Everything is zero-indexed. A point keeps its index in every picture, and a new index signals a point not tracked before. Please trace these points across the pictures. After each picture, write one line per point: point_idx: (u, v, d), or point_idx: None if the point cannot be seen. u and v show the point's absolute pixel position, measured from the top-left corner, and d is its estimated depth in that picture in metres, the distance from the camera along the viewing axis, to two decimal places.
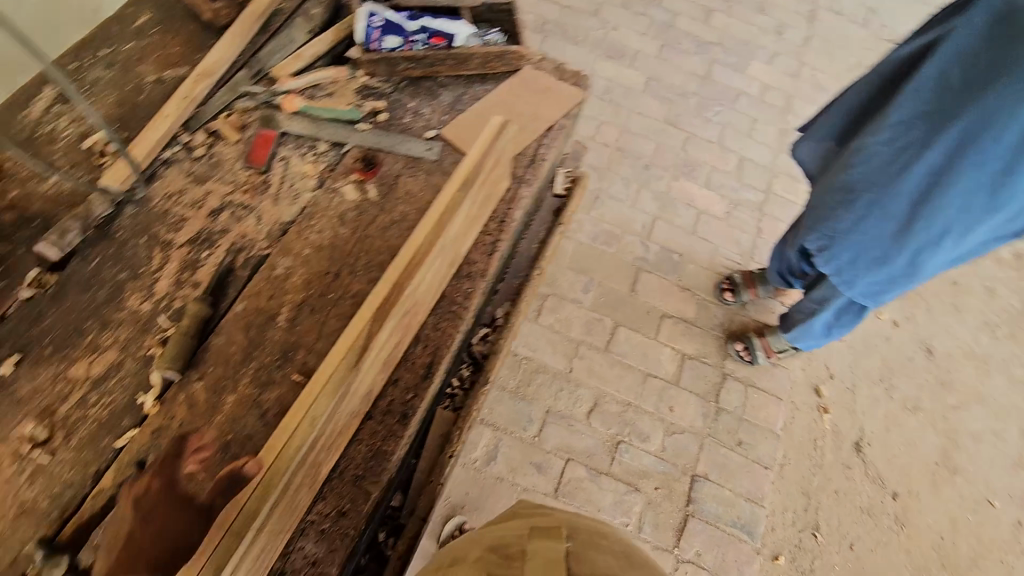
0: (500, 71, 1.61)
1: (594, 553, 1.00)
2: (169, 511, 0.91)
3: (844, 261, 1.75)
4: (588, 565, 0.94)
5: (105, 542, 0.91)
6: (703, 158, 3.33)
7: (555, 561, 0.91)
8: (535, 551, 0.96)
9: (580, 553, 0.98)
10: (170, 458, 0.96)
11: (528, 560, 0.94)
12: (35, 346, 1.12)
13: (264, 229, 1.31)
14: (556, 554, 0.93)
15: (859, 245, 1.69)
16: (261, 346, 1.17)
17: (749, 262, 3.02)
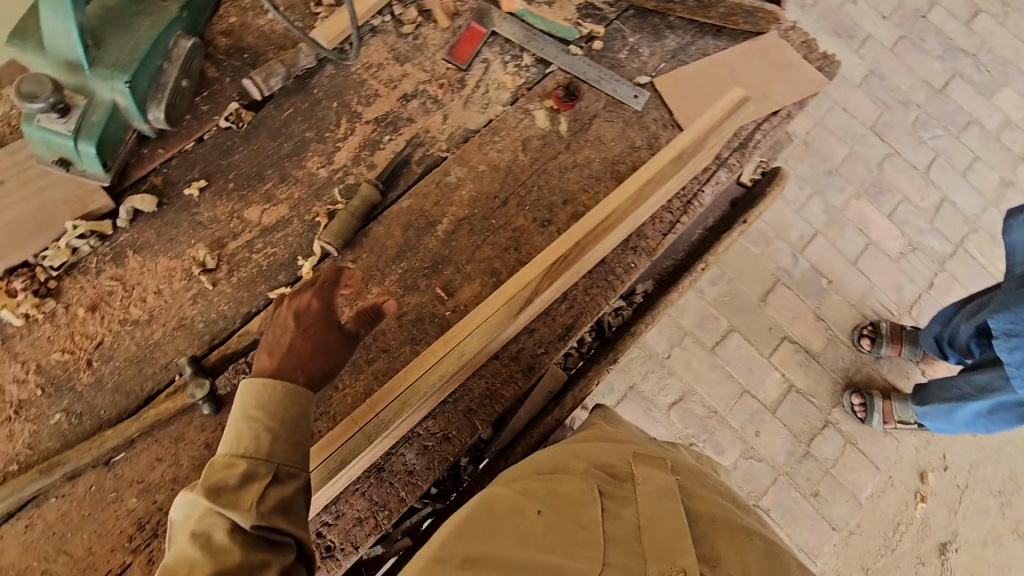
0: (742, 28, 1.42)
1: (701, 488, 0.90)
2: (326, 330, 0.96)
3: None
4: (703, 504, 0.85)
5: (265, 345, 0.95)
6: (897, 183, 2.89)
7: (670, 495, 0.83)
8: (647, 480, 0.86)
9: (689, 486, 0.89)
10: (330, 282, 1.00)
11: (640, 487, 0.85)
12: (221, 177, 1.16)
13: (447, 131, 1.26)
14: (670, 485, 0.85)
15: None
16: (415, 249, 1.16)
17: (903, 315, 2.68)
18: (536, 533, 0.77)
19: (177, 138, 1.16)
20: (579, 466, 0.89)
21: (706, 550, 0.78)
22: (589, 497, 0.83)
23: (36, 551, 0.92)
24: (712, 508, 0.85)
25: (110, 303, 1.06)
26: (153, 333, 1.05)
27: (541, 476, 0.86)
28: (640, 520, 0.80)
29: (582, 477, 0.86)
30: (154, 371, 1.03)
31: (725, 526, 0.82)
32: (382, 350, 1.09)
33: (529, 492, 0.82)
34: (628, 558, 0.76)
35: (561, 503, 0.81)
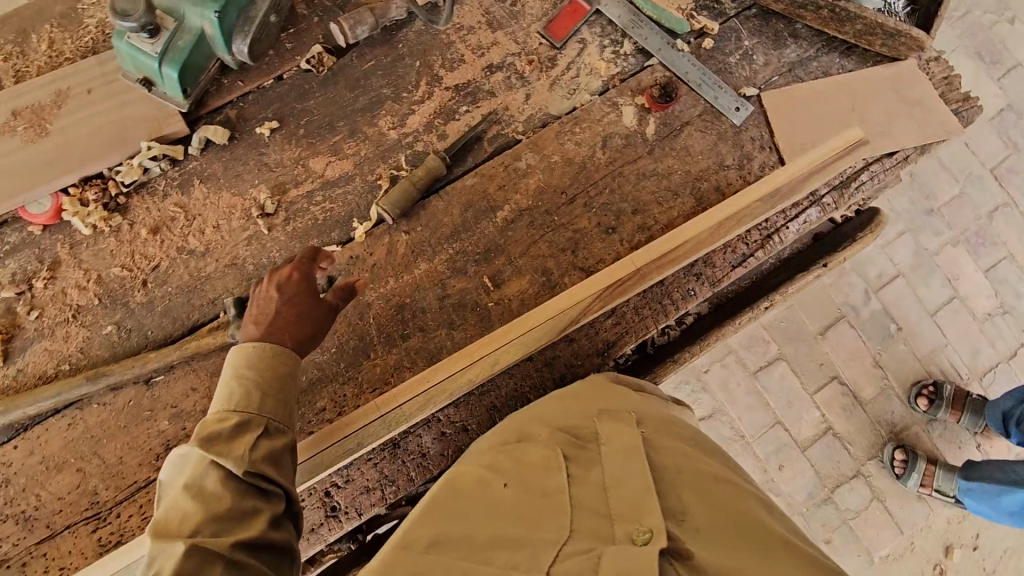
0: (875, 50, 1.26)
1: (671, 436, 0.85)
2: (308, 300, 0.96)
3: None
4: (672, 456, 0.80)
5: (250, 318, 0.95)
6: (1005, 237, 2.61)
7: (635, 450, 0.78)
8: (611, 438, 0.82)
9: (657, 437, 0.83)
10: (309, 257, 0.99)
11: (605, 447, 0.81)
12: (293, 121, 1.15)
13: (527, 112, 1.20)
14: (634, 438, 0.80)
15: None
16: (471, 231, 1.13)
17: (972, 381, 2.47)
18: (501, 507, 0.74)
19: (258, 74, 1.15)
20: (542, 433, 0.85)
21: (674, 502, 0.73)
22: (553, 462, 0.79)
23: (73, 449, 0.99)
24: (683, 460, 0.80)
25: (171, 229, 1.09)
26: (206, 267, 1.08)
27: (504, 448, 0.84)
28: (605, 481, 0.76)
29: (544, 444, 0.82)
30: (201, 303, 1.06)
31: (693, 477, 0.77)
32: (419, 328, 1.09)
33: (493, 467, 0.81)
34: (595, 520, 0.71)
35: (525, 474, 0.78)
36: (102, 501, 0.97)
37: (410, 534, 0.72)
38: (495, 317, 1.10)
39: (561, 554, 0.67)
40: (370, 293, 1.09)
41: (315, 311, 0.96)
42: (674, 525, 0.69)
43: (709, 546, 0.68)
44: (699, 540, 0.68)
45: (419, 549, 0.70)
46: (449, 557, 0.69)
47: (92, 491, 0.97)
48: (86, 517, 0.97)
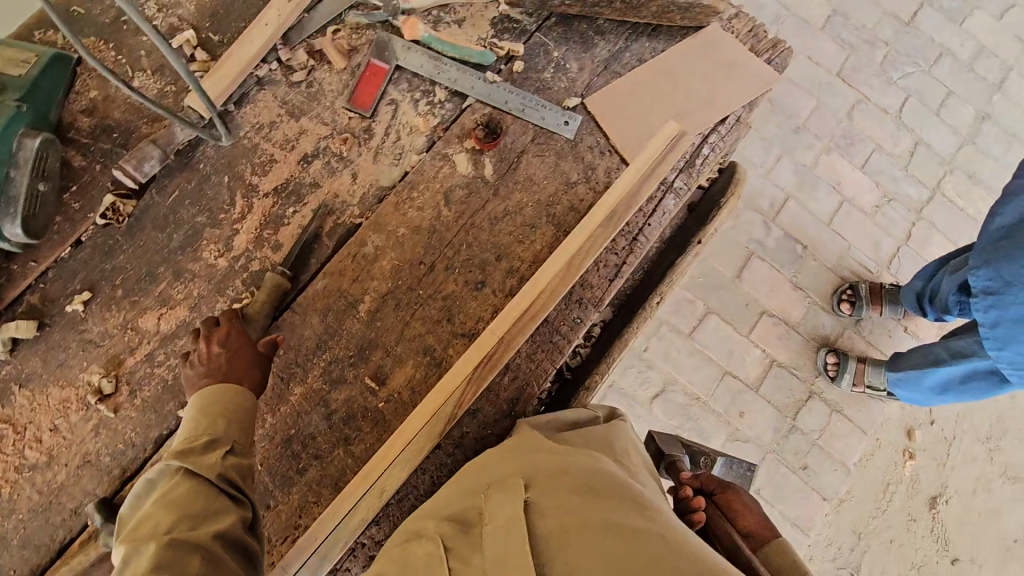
0: (679, 24, 1.26)
1: (562, 488, 0.80)
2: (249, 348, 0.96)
3: (1009, 315, 1.34)
4: (556, 515, 0.75)
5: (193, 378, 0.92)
6: (869, 131, 2.75)
7: (515, 522, 0.75)
8: (495, 516, 0.79)
9: (544, 498, 0.79)
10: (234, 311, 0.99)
11: (488, 528, 0.77)
12: (106, 284, 1.03)
13: (358, 192, 1.12)
14: (515, 511, 0.77)
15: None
16: (337, 336, 1.05)
17: (884, 272, 2.60)
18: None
19: (49, 247, 1.03)
20: (431, 526, 0.83)
21: (560, 567, 0.68)
22: (436, 560, 0.77)
23: None
24: (569, 514, 0.74)
25: (2, 448, 0.96)
26: (56, 476, 0.96)
27: (389, 555, 0.81)
28: (486, 567, 0.72)
29: (429, 540, 0.80)
30: (63, 518, 0.94)
31: (579, 531, 0.71)
32: (314, 457, 1.00)
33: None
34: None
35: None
36: None
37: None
38: (390, 417, 1.03)
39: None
40: None
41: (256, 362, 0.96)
42: None
43: None
44: None
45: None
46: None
47: None
48: None
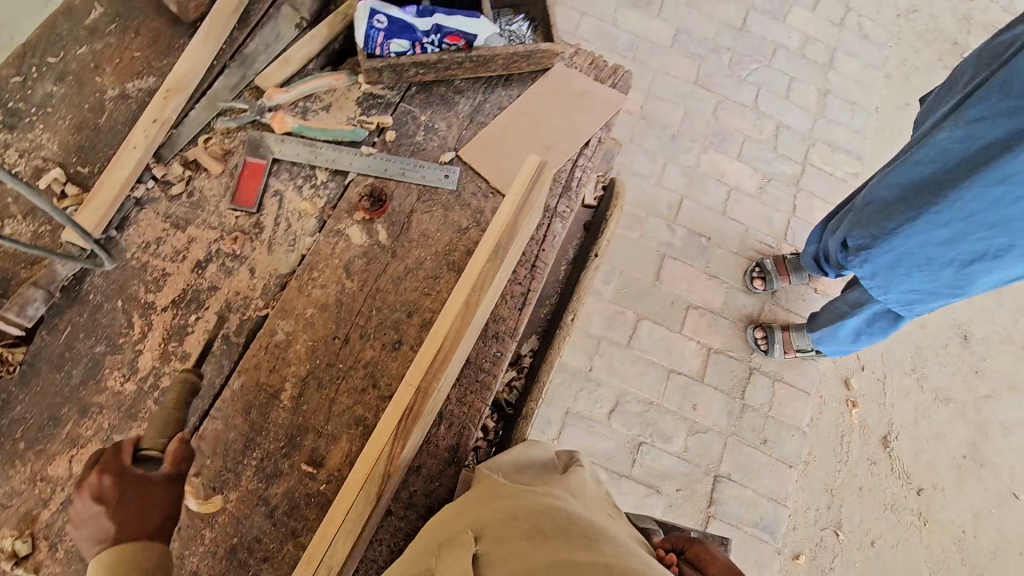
0: (528, 70, 1.38)
1: (510, 535, 0.80)
2: (134, 492, 0.78)
3: (882, 265, 1.61)
4: (500, 561, 0.75)
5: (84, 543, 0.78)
6: (735, 125, 3.04)
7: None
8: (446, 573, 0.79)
9: (493, 547, 0.79)
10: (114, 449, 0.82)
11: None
12: (5, 440, 0.98)
13: (259, 284, 1.14)
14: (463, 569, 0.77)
15: (908, 252, 1.53)
16: (264, 430, 1.04)
17: (783, 244, 2.83)
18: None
19: None
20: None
21: None
22: None
23: None
24: (516, 560, 0.73)
25: None
26: None
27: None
28: None
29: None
30: None
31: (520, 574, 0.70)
32: (264, 559, 0.97)
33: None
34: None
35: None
36: None
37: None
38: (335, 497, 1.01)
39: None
40: (192, 558, 0.96)
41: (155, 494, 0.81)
42: None
43: None
44: None
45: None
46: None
47: None
48: None
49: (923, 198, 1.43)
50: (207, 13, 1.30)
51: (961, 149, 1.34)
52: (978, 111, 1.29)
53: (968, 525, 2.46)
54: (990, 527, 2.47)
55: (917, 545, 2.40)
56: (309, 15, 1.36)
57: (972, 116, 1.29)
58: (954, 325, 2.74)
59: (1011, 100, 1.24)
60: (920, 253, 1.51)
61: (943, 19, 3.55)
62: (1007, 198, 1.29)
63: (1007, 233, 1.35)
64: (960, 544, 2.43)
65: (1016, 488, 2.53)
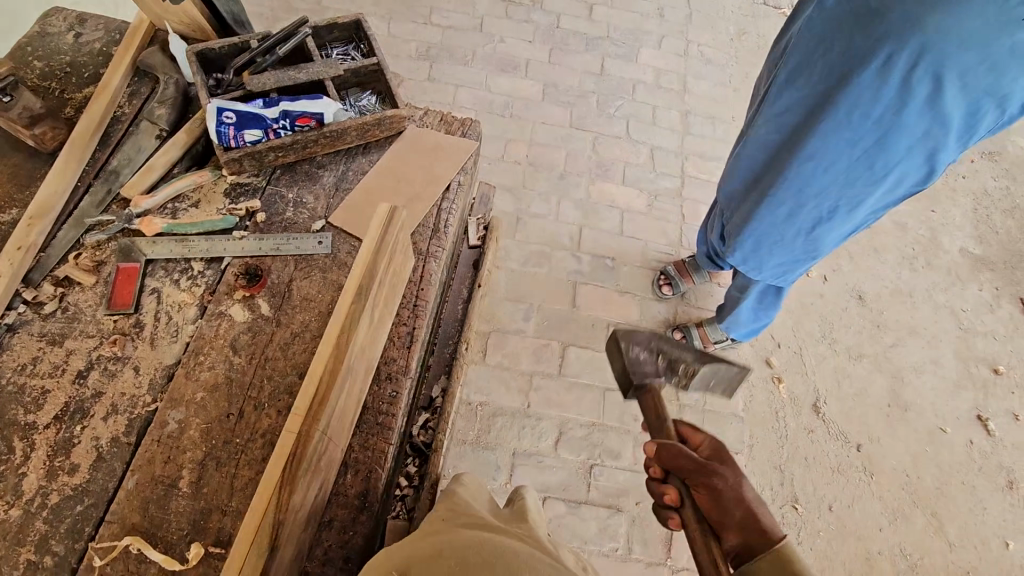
0: (383, 136, 1.52)
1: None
2: None
3: (748, 249, 1.74)
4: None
5: None
6: (614, 155, 3.32)
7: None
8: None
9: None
10: None
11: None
12: None
13: (145, 380, 1.15)
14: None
15: (763, 233, 1.67)
16: (166, 523, 1.02)
17: (682, 249, 3.05)
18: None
19: None
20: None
21: None
22: None
23: None
24: None
25: None
26: None
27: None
28: None
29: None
30: None
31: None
32: None
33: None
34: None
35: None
36: None
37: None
38: None
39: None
40: None
41: None
42: None
43: None
44: None
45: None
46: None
47: None
48: None
49: (762, 184, 1.60)
50: (65, 140, 1.37)
51: (779, 138, 1.54)
52: (779, 105, 1.50)
53: (910, 468, 2.59)
54: (929, 465, 2.61)
55: (871, 499, 2.50)
56: (168, 126, 1.44)
57: (778, 109, 1.50)
58: (847, 289, 3.00)
59: (797, 91, 1.45)
60: (773, 232, 1.65)
61: (768, 35, 4.09)
62: (819, 171, 1.45)
63: (831, 199, 1.50)
64: (908, 488, 2.55)
65: (941, 423, 2.71)
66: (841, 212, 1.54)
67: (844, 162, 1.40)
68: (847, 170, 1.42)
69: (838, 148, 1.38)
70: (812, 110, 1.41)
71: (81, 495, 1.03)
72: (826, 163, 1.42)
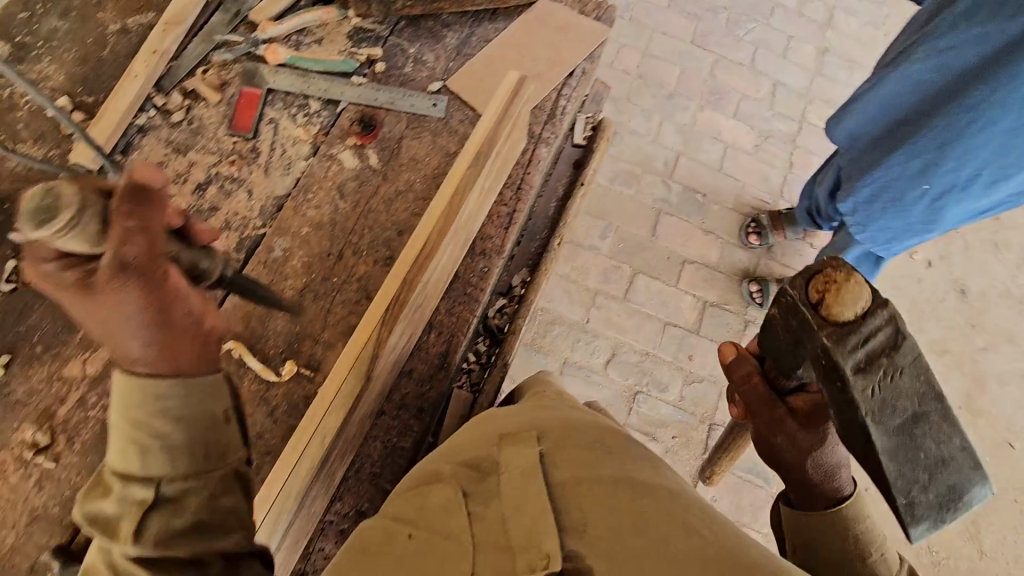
0: (514, 4, 1.42)
1: (575, 443, 0.83)
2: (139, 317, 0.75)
3: (861, 200, 1.55)
4: (573, 468, 0.79)
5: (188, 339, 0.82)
6: (731, 85, 3.04)
7: (531, 475, 0.80)
8: (511, 463, 0.82)
9: (559, 450, 0.82)
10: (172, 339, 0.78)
11: (504, 475, 0.81)
12: (23, 345, 1.05)
13: (257, 206, 1.19)
14: (532, 465, 0.81)
15: (884, 187, 1.48)
16: (264, 338, 1.10)
17: (779, 199, 2.84)
18: (396, 556, 0.76)
19: None
20: (445, 470, 0.87)
21: (576, 515, 0.74)
22: (454, 505, 0.81)
23: None
24: (586, 467, 0.78)
25: None
26: (5, 539, 0.94)
27: (405, 493, 0.85)
28: (504, 513, 0.78)
29: (445, 484, 0.84)
30: None
31: (596, 487, 0.75)
32: (266, 452, 1.03)
33: (394, 515, 0.82)
34: (498, 557, 0.73)
35: (424, 519, 0.80)
36: None
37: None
38: None
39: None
40: None
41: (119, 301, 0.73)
42: (580, 543, 0.70)
43: (613, 555, 0.67)
44: (600, 554, 0.68)
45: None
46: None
47: None
48: None
49: (900, 133, 1.41)
50: None
51: (931, 81, 1.32)
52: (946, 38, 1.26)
53: None
54: (983, 474, 2.49)
55: None
56: None
57: (939, 46, 1.27)
58: (950, 280, 2.75)
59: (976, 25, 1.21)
60: (897, 187, 1.46)
61: None
62: (977, 125, 1.25)
63: (979, 164, 1.33)
64: None
65: (1011, 437, 2.55)
66: (988, 180, 1.36)
67: (1013, 119, 1.22)
68: (1012, 130, 1.24)
69: (1011, 102, 1.20)
70: (993, 51, 1.20)
71: None
72: (989, 120, 1.24)
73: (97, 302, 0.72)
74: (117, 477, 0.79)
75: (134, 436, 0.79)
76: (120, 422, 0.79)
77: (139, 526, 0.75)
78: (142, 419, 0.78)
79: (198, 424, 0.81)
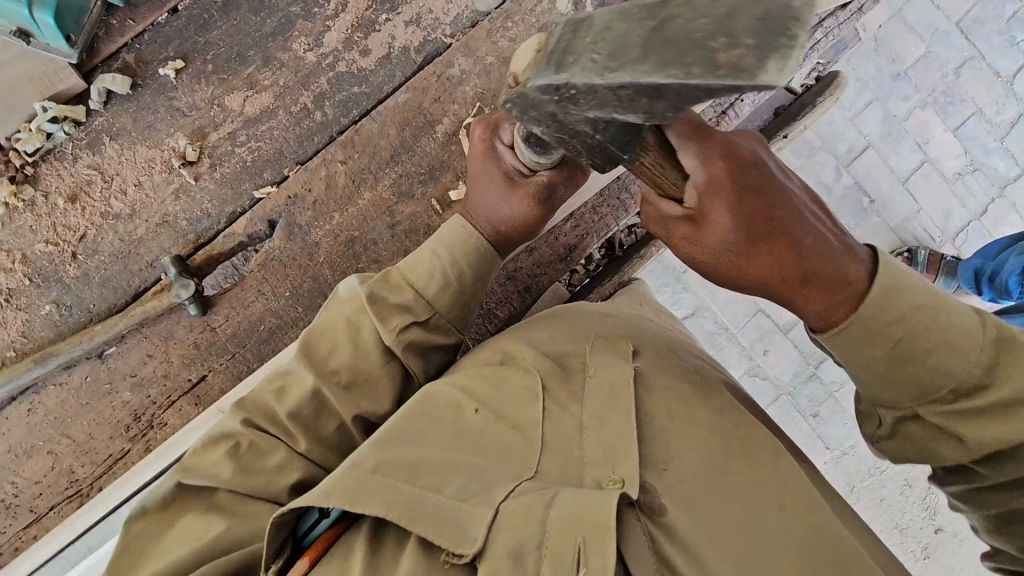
0: None
1: (668, 371, 0.83)
2: (507, 198, 0.91)
3: None
4: (662, 401, 0.79)
5: (511, 230, 0.93)
6: (971, 91, 2.18)
7: (620, 392, 0.78)
8: (598, 374, 0.81)
9: (650, 374, 0.82)
10: (536, 223, 0.94)
11: (590, 382, 0.80)
12: (198, 58, 1.04)
13: (453, 12, 1.09)
14: (622, 380, 0.79)
15: None
16: (411, 152, 1.06)
17: (946, 245, 2.16)
18: (469, 431, 0.76)
19: (147, 8, 1.03)
20: (528, 356, 0.84)
21: (658, 449, 0.74)
22: (531, 394, 0.80)
23: (40, 433, 0.97)
24: (676, 405, 0.79)
25: (89, 194, 1.01)
26: (136, 229, 1.01)
27: (484, 368, 0.83)
28: (582, 422, 0.77)
29: (526, 373, 0.82)
30: (139, 268, 1.01)
31: (682, 424, 0.77)
32: (374, 260, 1.04)
33: (468, 389, 0.80)
34: (567, 460, 0.74)
35: (500, 402, 0.79)
36: (80, 479, 0.98)
37: (362, 456, 0.71)
38: None
39: (517, 489, 0.70)
40: (317, 232, 1.04)
41: (518, 199, 0.91)
42: (655, 478, 0.72)
43: (684, 504, 0.71)
44: (673, 496, 0.71)
45: (371, 467, 0.69)
46: (400, 478, 0.69)
47: (69, 470, 0.97)
48: (69, 494, 0.97)
49: None
50: None
51: None
52: None
53: None
54: None
55: None
56: None
57: None
58: None
59: None
60: None
61: None
62: None
63: None
64: None
65: None
66: None
67: None
68: None
69: None
70: None
71: (361, 81, 1.06)
72: None
73: (503, 185, 0.91)
74: (414, 289, 0.87)
75: (445, 272, 0.88)
76: (445, 254, 0.89)
77: (407, 328, 0.84)
78: (457, 262, 0.89)
79: (464, 296, 0.89)
